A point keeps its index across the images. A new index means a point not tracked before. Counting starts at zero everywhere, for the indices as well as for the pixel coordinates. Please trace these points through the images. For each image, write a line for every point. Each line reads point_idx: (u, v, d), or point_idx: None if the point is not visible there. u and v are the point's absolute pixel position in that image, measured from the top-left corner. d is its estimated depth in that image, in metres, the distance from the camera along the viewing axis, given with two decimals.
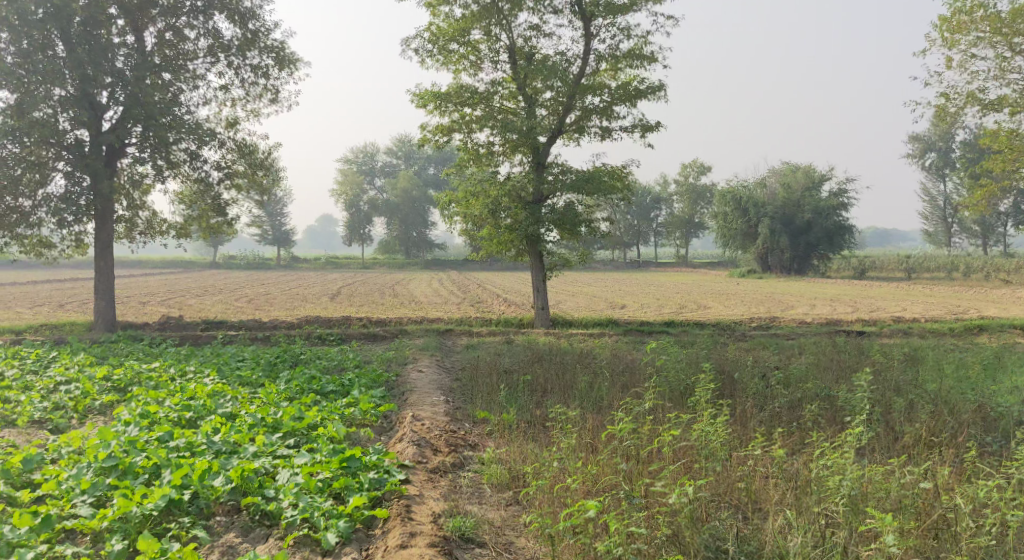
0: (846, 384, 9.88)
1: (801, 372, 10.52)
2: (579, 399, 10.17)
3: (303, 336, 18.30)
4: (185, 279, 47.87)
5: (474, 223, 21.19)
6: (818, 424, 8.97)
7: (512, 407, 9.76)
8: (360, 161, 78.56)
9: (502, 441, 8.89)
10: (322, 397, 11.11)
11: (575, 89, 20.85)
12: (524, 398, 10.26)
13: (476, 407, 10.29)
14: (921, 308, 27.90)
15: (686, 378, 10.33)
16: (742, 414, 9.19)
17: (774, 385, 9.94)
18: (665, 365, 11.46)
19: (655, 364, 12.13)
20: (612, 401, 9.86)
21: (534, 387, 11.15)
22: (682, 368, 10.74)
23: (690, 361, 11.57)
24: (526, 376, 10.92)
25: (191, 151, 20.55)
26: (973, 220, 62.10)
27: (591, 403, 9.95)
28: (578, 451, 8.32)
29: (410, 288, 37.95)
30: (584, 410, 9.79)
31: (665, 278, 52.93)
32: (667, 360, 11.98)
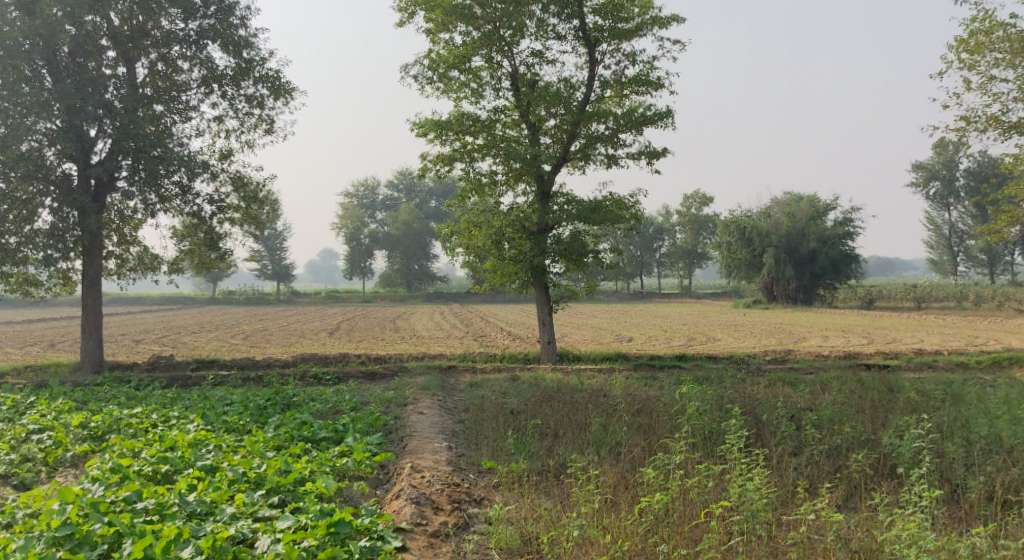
0: (887, 427, 9.03)
1: (835, 411, 9.69)
2: (594, 445, 9.32)
3: (298, 376, 17.47)
4: (182, 315, 47.06)
5: (476, 255, 20.46)
6: (862, 474, 8.11)
7: (521, 456, 8.90)
8: (360, 195, 78.11)
9: (510, 496, 8.03)
10: (313, 444, 10.27)
11: (579, 117, 20.23)
12: (534, 443, 9.41)
13: (481, 453, 9.43)
14: (939, 339, 27.01)
15: (711, 420, 9.48)
16: (775, 463, 8.34)
17: (807, 428, 9.09)
18: (686, 405, 10.62)
19: (674, 403, 11.29)
20: (630, 448, 9.01)
21: (544, 429, 10.30)
22: (706, 409, 9.89)
23: (712, 400, 10.74)
24: (536, 418, 10.08)
25: (183, 184, 19.86)
26: (979, 248, 61.33)
27: (607, 451, 9.10)
28: (596, 510, 7.46)
29: (410, 323, 37.10)
30: (599, 458, 8.94)
31: (670, 310, 52.03)
32: (687, 399, 11.15)
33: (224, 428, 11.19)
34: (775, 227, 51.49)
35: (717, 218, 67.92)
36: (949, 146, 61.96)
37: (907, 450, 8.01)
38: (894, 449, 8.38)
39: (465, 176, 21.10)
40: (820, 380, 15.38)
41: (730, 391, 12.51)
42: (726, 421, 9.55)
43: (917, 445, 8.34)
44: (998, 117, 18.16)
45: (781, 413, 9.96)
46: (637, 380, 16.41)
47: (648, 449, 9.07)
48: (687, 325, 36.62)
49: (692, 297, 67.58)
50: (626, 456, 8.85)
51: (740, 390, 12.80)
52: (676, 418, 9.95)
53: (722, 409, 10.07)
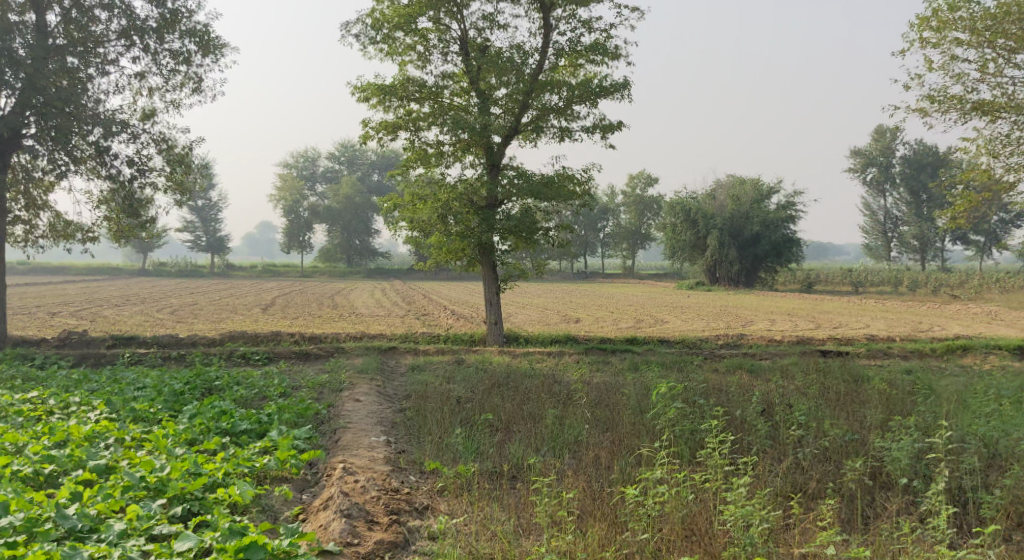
0: (873, 429, 8.33)
1: (811, 408, 8.92)
2: (551, 443, 8.39)
3: (223, 356, 16.09)
4: (107, 286, 44.62)
5: (420, 230, 19.28)
6: (850, 487, 7.40)
7: (470, 457, 7.93)
8: (299, 166, 75.53)
9: (457, 506, 7.07)
10: (232, 438, 9.08)
11: (532, 86, 19.14)
12: (484, 440, 8.44)
13: (424, 451, 8.41)
14: (883, 324, 26.91)
15: (680, 418, 8.61)
16: (751, 470, 7.55)
17: (784, 430, 8.33)
18: (651, 399, 9.75)
19: (635, 395, 10.41)
20: (592, 449, 8.12)
21: (495, 424, 9.31)
22: (672, 404, 9.03)
23: (677, 392, 9.89)
24: (486, 413, 9.08)
25: (99, 145, 18.13)
26: (912, 235, 62.50)
27: (565, 452, 8.19)
28: (555, 530, 6.59)
29: (350, 299, 35.72)
30: (557, 460, 8.02)
31: (614, 290, 51.49)
32: (650, 393, 10.28)
33: (131, 418, 9.89)
34: (720, 209, 51.42)
35: (662, 199, 67.71)
36: (887, 133, 62.78)
37: (901, 456, 7.36)
38: (887, 455, 7.64)
39: (409, 146, 19.85)
40: (779, 368, 14.76)
41: (693, 381, 11.69)
42: (696, 417, 8.70)
43: (911, 448, 7.68)
44: (960, 98, 17.71)
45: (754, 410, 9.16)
46: (589, 365, 15.54)
47: (612, 448, 8.19)
48: (632, 306, 36.12)
49: (635, 277, 67.40)
50: (588, 458, 7.94)
51: (701, 380, 11.99)
52: (642, 413, 9.07)
53: (690, 405, 9.23)
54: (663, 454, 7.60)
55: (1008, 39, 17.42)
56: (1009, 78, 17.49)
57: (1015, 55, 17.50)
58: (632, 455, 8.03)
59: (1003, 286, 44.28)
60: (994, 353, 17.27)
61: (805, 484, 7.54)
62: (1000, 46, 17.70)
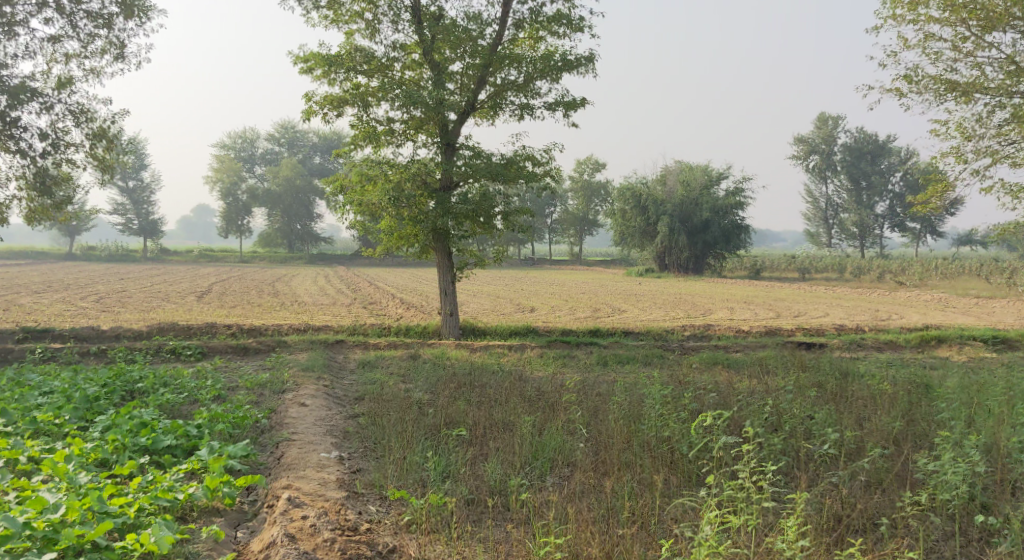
0: (904, 449, 7.57)
1: (823, 417, 8.00)
2: (537, 465, 7.34)
3: (150, 352, 14.46)
4: (28, 271, 41.82)
5: (369, 213, 17.79)
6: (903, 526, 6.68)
7: (449, 486, 6.83)
8: (238, 147, 72.53)
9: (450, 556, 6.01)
10: (152, 458, 7.64)
11: (490, 59, 17.79)
12: (457, 461, 7.30)
13: (385, 473, 7.20)
14: (843, 313, 26.38)
15: (679, 440, 7.61)
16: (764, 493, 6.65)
17: (794, 459, 7.48)
18: (640, 409, 8.70)
19: (620, 401, 9.31)
20: (589, 479, 7.08)
21: (466, 438, 8.10)
22: (669, 419, 7.98)
23: (668, 399, 8.79)
24: (460, 429, 7.88)
25: (6, 115, 16.15)
26: (853, 222, 63.08)
27: (556, 481, 7.14)
28: None
29: (290, 286, 33.90)
30: (549, 489, 6.98)
31: (563, 277, 50.40)
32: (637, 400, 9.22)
33: (32, 433, 8.33)
34: (670, 195, 50.91)
35: (610, 185, 66.97)
36: (830, 121, 63.12)
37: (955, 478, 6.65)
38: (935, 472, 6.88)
39: (357, 122, 18.37)
40: (756, 364, 13.90)
41: (677, 384, 10.67)
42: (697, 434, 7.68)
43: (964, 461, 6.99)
44: (937, 78, 17.06)
45: (758, 424, 8.15)
46: (555, 362, 14.43)
47: (608, 473, 7.21)
48: (584, 295, 35.16)
49: (583, 264, 66.61)
50: (584, 485, 6.99)
51: (684, 382, 10.98)
52: (635, 428, 8.07)
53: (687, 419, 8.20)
54: (686, 505, 6.68)
55: (985, 16, 16.81)
56: (985, 56, 16.89)
57: (991, 33, 16.91)
58: (634, 481, 7.05)
59: (945, 271, 44.70)
60: (969, 344, 16.76)
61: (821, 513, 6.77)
62: (975, 25, 17.12)
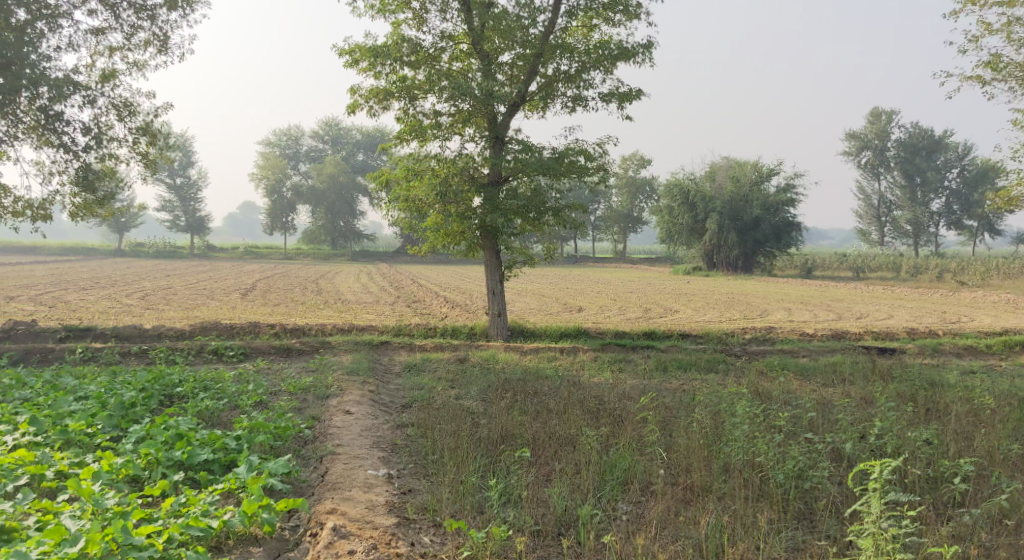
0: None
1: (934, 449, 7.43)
2: (610, 501, 6.75)
3: (192, 352, 14.01)
4: (76, 267, 42.23)
5: (415, 210, 17.15)
6: None
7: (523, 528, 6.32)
8: (283, 145, 72.85)
9: None
10: (188, 474, 7.09)
11: (542, 49, 17.02)
12: (524, 492, 6.73)
13: (443, 504, 6.60)
14: (909, 315, 25.01)
15: (768, 474, 6.94)
16: (867, 531, 6.01)
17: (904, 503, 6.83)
18: (718, 429, 7.91)
19: (693, 415, 8.52)
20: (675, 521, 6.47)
21: (529, 459, 7.47)
22: (755, 444, 7.23)
23: (747, 414, 7.96)
24: (524, 450, 7.28)
25: (50, 109, 15.84)
26: (907, 219, 60.82)
27: (634, 519, 6.53)
28: None
29: (333, 283, 33.55)
30: (628, 528, 6.39)
31: (609, 275, 49.30)
32: (713, 416, 8.39)
33: (63, 442, 7.84)
34: (718, 192, 49.50)
35: (655, 181, 65.61)
36: (884, 115, 61.03)
37: None
38: None
39: (403, 116, 17.76)
40: (828, 370, 12.94)
41: (752, 395, 9.81)
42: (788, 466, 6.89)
43: None
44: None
45: (855, 448, 7.30)
46: (610, 367, 13.63)
47: (694, 515, 6.56)
48: (631, 294, 34.19)
49: (628, 262, 65.42)
50: (659, 515, 6.55)
51: (758, 391, 10.11)
52: (714, 447, 7.48)
53: (774, 442, 7.37)
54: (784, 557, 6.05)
55: None
56: None
57: None
58: (720, 523, 6.37)
59: (1008, 271, 42.58)
60: None
61: (920, 555, 6.19)
62: None
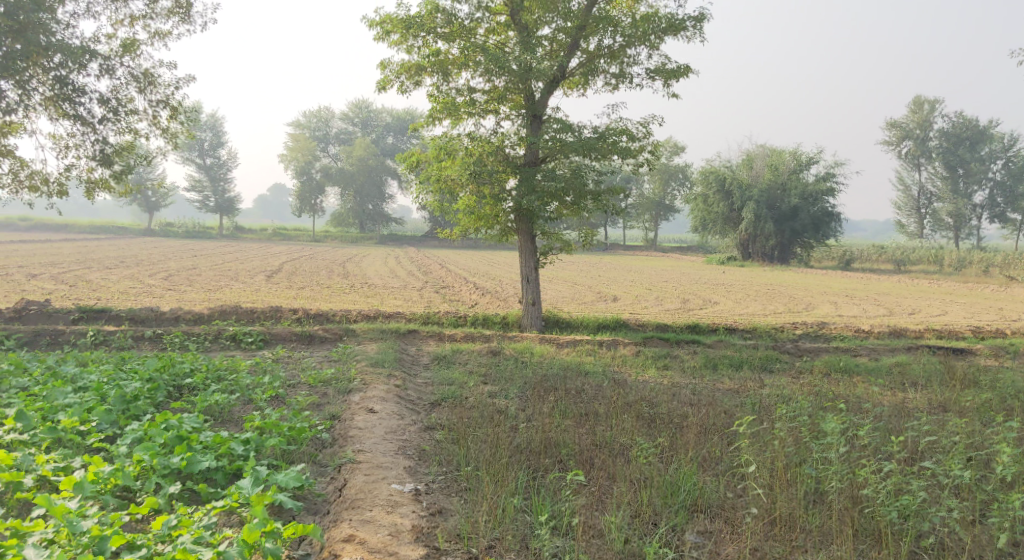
0: None
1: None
2: (680, 530, 6.16)
3: (208, 338, 13.19)
4: (103, 246, 42.00)
5: (447, 192, 16.15)
6: None
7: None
8: (312, 126, 72.31)
9: None
10: (188, 486, 6.26)
11: (584, 22, 15.88)
12: (582, 524, 6.02)
13: (494, 533, 5.93)
14: (965, 311, 23.51)
15: (868, 514, 6.30)
16: None
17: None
18: (798, 451, 7.11)
19: (760, 429, 7.48)
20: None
21: (581, 483, 6.56)
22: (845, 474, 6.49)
23: (830, 431, 6.93)
24: (575, 473, 6.36)
25: (66, 78, 15.03)
26: (948, 212, 58.58)
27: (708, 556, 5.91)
28: None
29: (361, 268, 32.77)
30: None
31: (642, 264, 48.01)
32: (789, 434, 7.34)
33: (52, 442, 7.04)
34: (756, 180, 47.91)
35: (689, 168, 64.02)
36: (928, 104, 58.81)
37: None
38: None
39: (435, 93, 16.75)
40: (895, 373, 11.77)
41: (822, 402, 8.70)
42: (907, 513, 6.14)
43: None
44: None
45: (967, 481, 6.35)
46: (654, 364, 12.58)
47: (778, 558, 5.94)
48: (667, 284, 32.97)
49: (659, 250, 64.00)
50: (737, 554, 5.89)
51: (828, 398, 9.00)
52: (794, 470, 6.74)
53: (871, 471, 6.55)
54: None
55: None
56: None
57: None
58: None
59: None
60: None
61: None
62: None
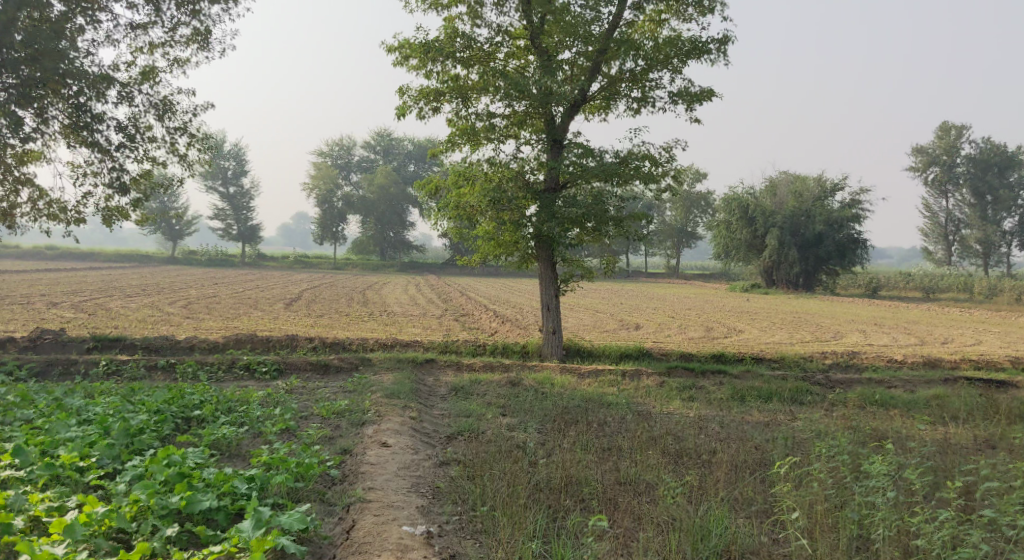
0: None
1: None
2: None
3: (222, 367, 12.92)
4: (126, 274, 42.21)
5: (465, 218, 15.84)
6: None
7: None
8: (334, 155, 72.84)
9: None
10: (186, 528, 5.98)
11: (605, 45, 15.63)
12: None
13: None
14: (1000, 341, 22.76)
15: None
16: None
17: None
18: (836, 495, 6.66)
19: (797, 471, 7.04)
20: None
21: (605, 529, 6.17)
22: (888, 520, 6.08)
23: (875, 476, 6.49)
24: (599, 517, 5.99)
25: (85, 106, 14.99)
26: (976, 239, 57.49)
27: None
28: None
29: (381, 295, 32.56)
30: None
31: (664, 292, 47.42)
32: (824, 475, 6.90)
33: (49, 479, 6.80)
34: (780, 206, 47.32)
35: (711, 194, 63.54)
36: (953, 130, 58.09)
37: None
38: None
39: (454, 118, 16.55)
40: (933, 406, 11.22)
41: (860, 439, 8.20)
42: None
43: None
44: None
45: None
46: (679, 395, 12.10)
47: None
48: (691, 312, 32.39)
49: (681, 277, 63.34)
50: None
51: (866, 434, 8.49)
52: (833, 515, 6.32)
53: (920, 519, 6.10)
54: None
55: None
56: None
57: None
58: None
59: None
60: None
61: None
62: None
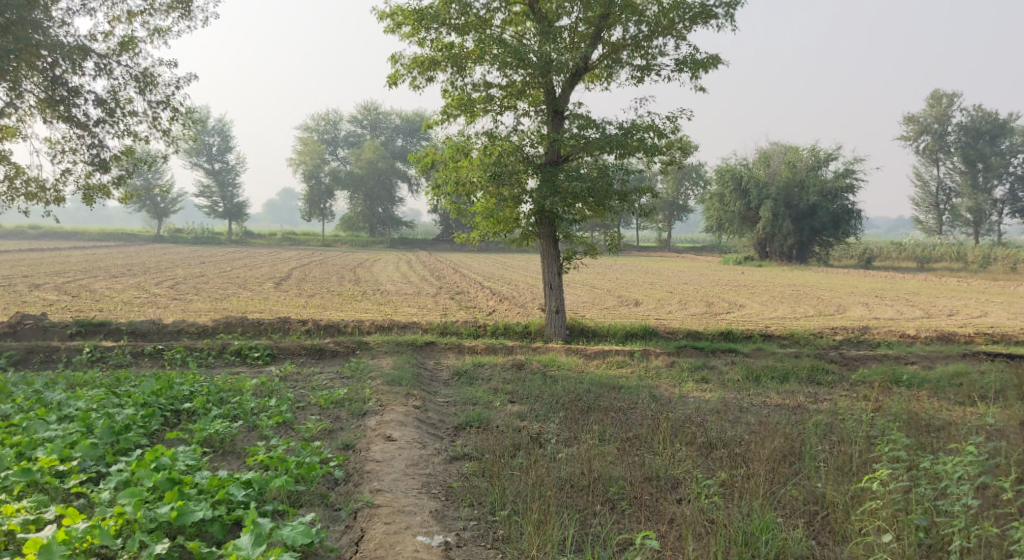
0: None
1: None
2: None
3: (212, 353, 12.31)
4: (109, 253, 41.25)
5: (463, 193, 15.15)
6: None
7: None
8: (320, 130, 71.65)
9: None
10: (177, 543, 5.51)
11: (607, 10, 14.88)
12: None
13: None
14: (1004, 312, 22.30)
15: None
16: None
17: None
18: (876, 499, 6.35)
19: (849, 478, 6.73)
20: None
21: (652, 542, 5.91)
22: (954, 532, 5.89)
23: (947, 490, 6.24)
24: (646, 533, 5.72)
25: (60, 78, 14.17)
26: (968, 207, 57.05)
27: None
28: None
29: (372, 272, 31.83)
30: None
31: (658, 265, 46.83)
32: (865, 479, 6.57)
33: (26, 486, 6.27)
34: (774, 177, 46.67)
35: (703, 166, 62.81)
36: (945, 97, 57.49)
37: None
38: None
39: (449, 88, 15.83)
40: (957, 386, 10.74)
41: (895, 428, 7.72)
42: None
43: None
44: None
45: None
46: (691, 376, 11.59)
47: None
48: (687, 286, 31.85)
49: (673, 251, 62.79)
50: None
51: (900, 420, 8.01)
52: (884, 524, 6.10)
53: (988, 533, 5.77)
54: None
55: None
56: None
57: None
58: None
59: None
60: None
61: None
62: None
